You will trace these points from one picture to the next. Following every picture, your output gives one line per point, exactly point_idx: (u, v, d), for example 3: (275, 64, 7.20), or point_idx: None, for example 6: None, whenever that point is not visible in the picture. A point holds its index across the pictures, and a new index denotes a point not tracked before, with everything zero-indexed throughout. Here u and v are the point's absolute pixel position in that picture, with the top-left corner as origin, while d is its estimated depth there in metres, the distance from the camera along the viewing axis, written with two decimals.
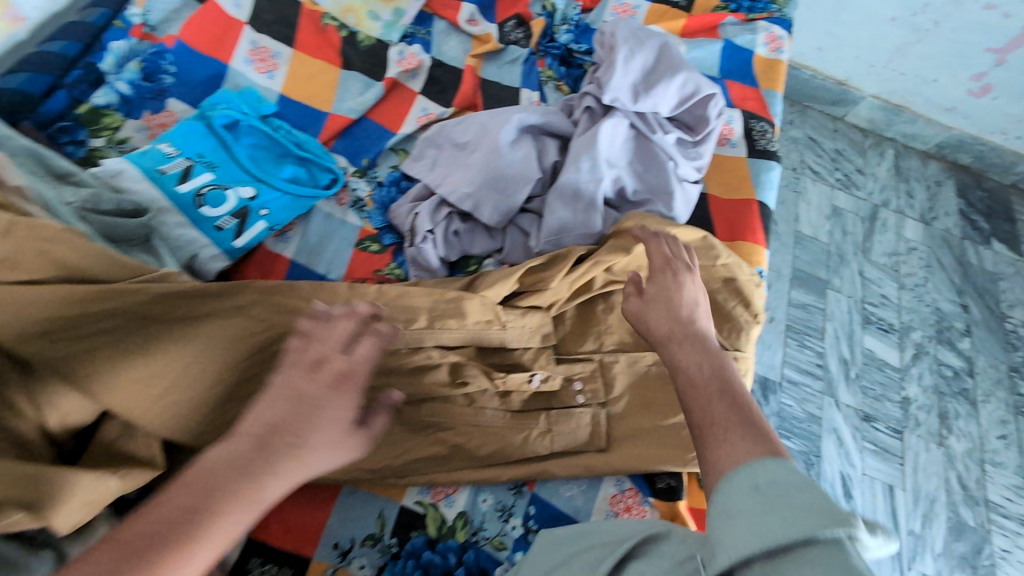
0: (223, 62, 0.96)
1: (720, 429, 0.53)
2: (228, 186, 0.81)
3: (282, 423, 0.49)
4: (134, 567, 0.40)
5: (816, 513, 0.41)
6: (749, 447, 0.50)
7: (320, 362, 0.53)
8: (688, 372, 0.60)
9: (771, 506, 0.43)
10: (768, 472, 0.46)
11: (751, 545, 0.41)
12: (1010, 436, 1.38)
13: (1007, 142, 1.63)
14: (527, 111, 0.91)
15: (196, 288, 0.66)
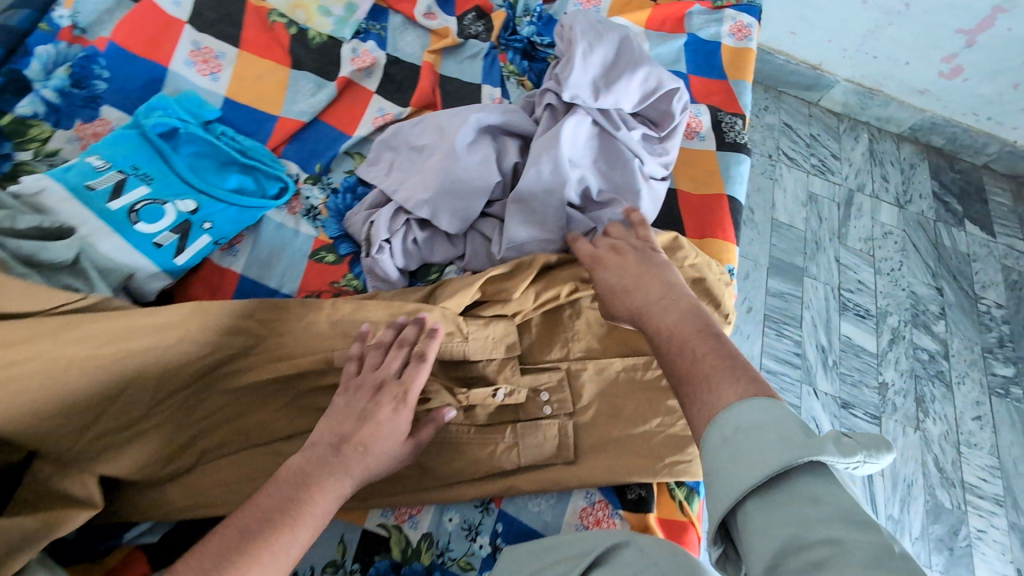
0: (161, 65, 0.91)
1: (709, 377, 0.54)
2: (166, 199, 0.76)
3: (350, 436, 0.64)
4: (251, 549, 0.55)
5: (785, 448, 0.45)
6: (743, 389, 0.51)
7: (379, 386, 0.67)
8: (674, 331, 0.61)
9: (751, 447, 0.46)
10: (742, 417, 0.49)
11: (739, 489, 0.45)
12: (984, 417, 1.39)
13: (978, 124, 1.63)
14: (485, 110, 0.88)
15: (130, 316, 0.64)
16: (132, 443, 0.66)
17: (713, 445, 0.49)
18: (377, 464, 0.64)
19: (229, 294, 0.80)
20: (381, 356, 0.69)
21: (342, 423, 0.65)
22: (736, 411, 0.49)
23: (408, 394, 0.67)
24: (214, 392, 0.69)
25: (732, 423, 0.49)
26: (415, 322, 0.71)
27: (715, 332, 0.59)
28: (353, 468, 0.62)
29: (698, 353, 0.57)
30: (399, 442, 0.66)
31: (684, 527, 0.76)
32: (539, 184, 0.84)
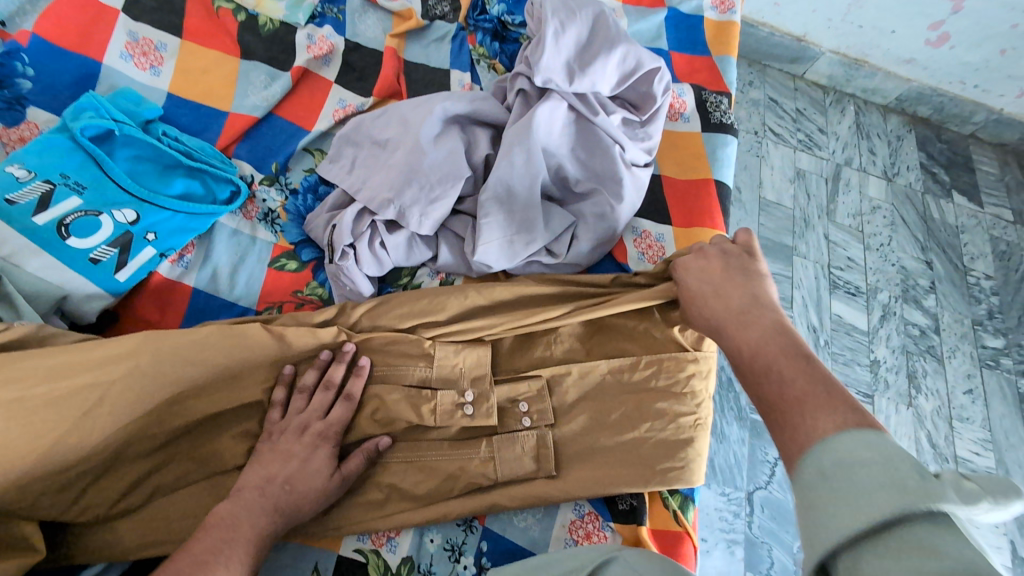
0: (93, 60, 0.83)
1: (802, 404, 0.47)
2: (102, 210, 0.70)
3: (278, 475, 0.64)
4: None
5: (893, 489, 0.35)
6: (842, 420, 0.43)
7: (303, 427, 0.67)
8: (751, 351, 0.55)
9: (849, 485, 0.37)
10: (846, 448, 0.39)
11: (836, 533, 0.35)
12: (976, 390, 1.37)
13: (965, 92, 1.58)
14: (451, 99, 0.81)
15: (63, 350, 0.60)
16: (73, 488, 0.60)
17: (802, 479, 0.40)
18: (307, 501, 0.64)
19: (181, 309, 0.74)
20: (307, 400, 0.69)
21: (268, 466, 0.65)
22: (841, 441, 0.40)
23: (333, 432, 0.68)
24: (165, 424, 0.64)
25: (828, 450, 0.40)
26: (340, 363, 0.71)
27: (804, 355, 0.52)
28: (281, 504, 0.62)
29: (786, 378, 0.50)
30: (327, 478, 0.65)
31: (678, 537, 0.72)
32: (512, 177, 0.78)
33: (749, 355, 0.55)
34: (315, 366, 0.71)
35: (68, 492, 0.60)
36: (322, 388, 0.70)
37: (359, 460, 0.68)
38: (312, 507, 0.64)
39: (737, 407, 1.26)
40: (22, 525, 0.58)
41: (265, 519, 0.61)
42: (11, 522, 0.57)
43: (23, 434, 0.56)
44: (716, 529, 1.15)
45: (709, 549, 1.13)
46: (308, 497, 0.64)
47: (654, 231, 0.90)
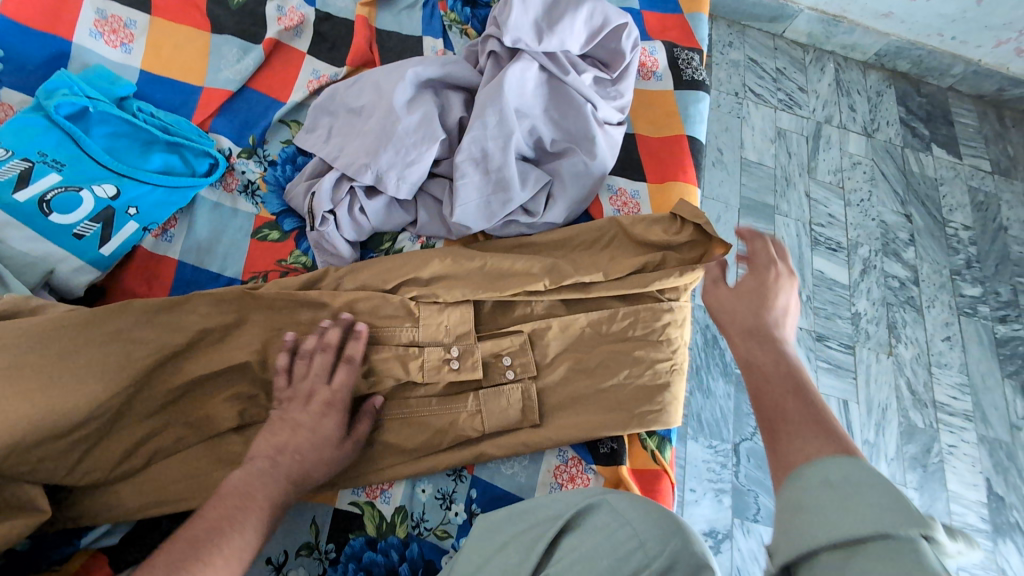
0: (63, 39, 0.83)
1: (802, 428, 0.50)
2: (82, 186, 0.71)
3: (286, 444, 0.66)
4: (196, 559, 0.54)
5: (892, 510, 0.38)
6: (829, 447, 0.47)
7: (310, 395, 0.69)
8: (761, 366, 0.58)
9: (847, 505, 0.40)
10: (841, 468, 0.43)
11: (819, 534, 0.39)
12: (954, 337, 1.42)
13: (943, 45, 1.60)
14: (423, 63, 0.82)
15: (57, 318, 0.63)
16: (74, 452, 0.63)
17: (796, 488, 0.44)
18: (318, 469, 0.66)
19: (168, 281, 0.76)
20: (309, 364, 0.71)
21: (277, 434, 0.67)
22: (826, 466, 0.44)
23: (339, 398, 0.70)
24: (159, 386, 0.68)
25: (816, 478, 0.44)
26: (337, 326, 0.73)
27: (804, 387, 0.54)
28: (292, 473, 0.64)
29: (781, 398, 0.54)
30: (337, 446, 0.68)
31: (657, 476, 0.76)
32: (486, 138, 0.80)
33: (761, 368, 0.58)
34: (316, 332, 0.72)
35: (71, 455, 0.63)
36: (321, 351, 0.71)
37: (367, 422, 0.71)
38: (325, 472, 0.67)
39: (722, 364, 1.30)
40: (29, 489, 0.60)
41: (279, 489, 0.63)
42: (17, 486, 0.60)
43: (22, 401, 0.59)
44: (704, 479, 1.20)
45: (698, 499, 1.18)
46: (320, 465, 0.66)
47: (629, 187, 0.92)
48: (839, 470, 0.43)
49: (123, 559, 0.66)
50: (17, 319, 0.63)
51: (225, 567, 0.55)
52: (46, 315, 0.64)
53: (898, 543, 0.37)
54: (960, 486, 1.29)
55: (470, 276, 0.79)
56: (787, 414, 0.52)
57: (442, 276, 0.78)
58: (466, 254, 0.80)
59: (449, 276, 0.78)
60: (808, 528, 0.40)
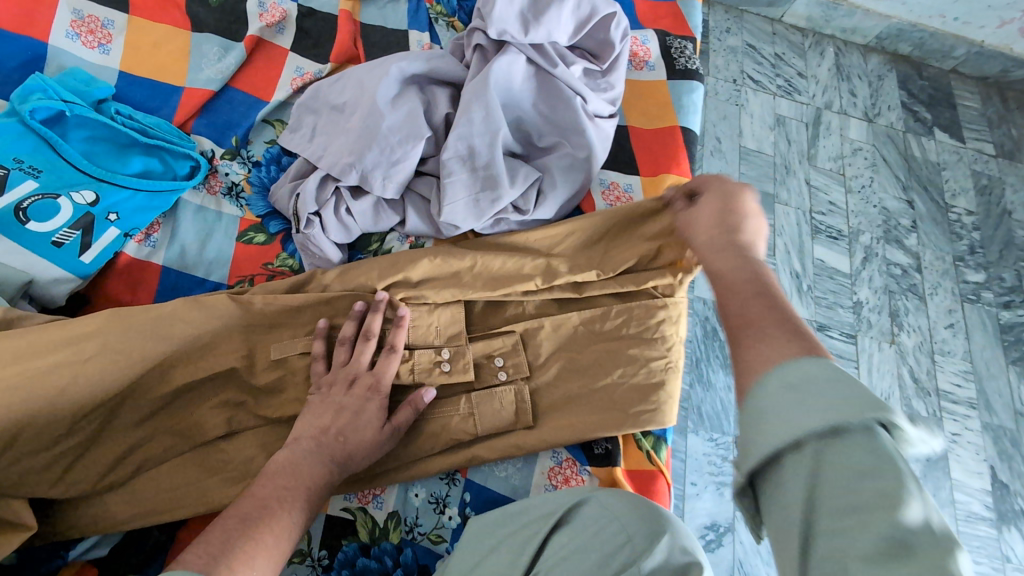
0: (40, 41, 0.81)
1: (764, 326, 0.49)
2: (59, 192, 0.70)
3: (331, 426, 0.66)
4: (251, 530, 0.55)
5: (855, 402, 0.39)
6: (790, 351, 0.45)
7: (353, 379, 0.69)
8: (726, 277, 0.57)
9: (811, 402, 0.40)
10: (805, 370, 0.43)
11: (785, 435, 0.39)
12: (957, 324, 1.40)
13: (945, 26, 1.56)
14: (407, 59, 0.80)
15: (36, 330, 0.62)
16: (60, 464, 0.62)
17: (766, 393, 0.42)
18: (359, 452, 0.65)
19: (152, 287, 0.74)
20: (348, 351, 0.71)
21: (320, 416, 0.66)
22: (790, 363, 0.44)
23: (382, 385, 0.70)
24: (144, 395, 0.66)
25: (783, 375, 0.43)
26: (375, 312, 0.72)
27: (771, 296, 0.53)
28: (336, 453, 0.64)
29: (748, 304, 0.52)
30: (379, 429, 0.67)
31: (654, 476, 0.75)
32: (472, 135, 0.78)
33: (725, 281, 0.57)
34: (352, 318, 0.73)
35: (57, 466, 0.62)
36: (362, 339, 0.71)
37: (409, 411, 0.70)
38: (367, 456, 0.66)
39: (722, 356, 1.28)
40: (12, 504, 0.59)
41: (324, 468, 0.63)
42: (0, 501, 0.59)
43: None
44: (705, 472, 1.18)
45: (699, 492, 1.17)
46: (363, 448, 0.65)
47: (622, 181, 0.91)
48: (796, 371, 0.43)
49: (112, 571, 0.65)
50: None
51: (277, 543, 0.55)
52: (25, 326, 0.63)
53: (855, 431, 0.38)
54: (964, 474, 1.28)
55: (460, 276, 0.77)
56: (745, 318, 0.51)
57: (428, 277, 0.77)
58: (453, 253, 0.77)
59: (436, 275, 0.77)
60: (770, 429, 0.41)
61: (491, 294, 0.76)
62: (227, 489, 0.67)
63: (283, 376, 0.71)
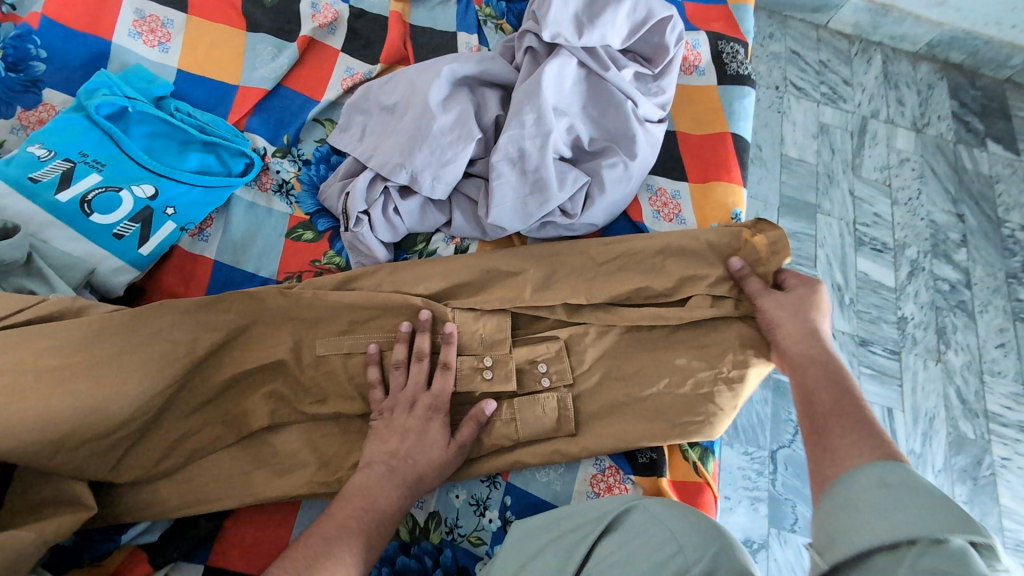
0: (104, 39, 0.83)
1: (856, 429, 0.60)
2: (122, 186, 0.71)
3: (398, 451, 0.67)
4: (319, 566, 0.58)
5: (938, 517, 0.44)
6: (856, 448, 0.57)
7: (413, 402, 0.70)
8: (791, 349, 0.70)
9: (896, 510, 0.47)
10: (893, 474, 0.51)
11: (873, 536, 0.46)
12: (1009, 344, 1.34)
13: (1001, 34, 1.50)
14: (459, 60, 0.80)
15: (100, 319, 0.63)
16: (116, 450, 0.63)
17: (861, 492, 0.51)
18: (429, 473, 0.67)
19: (204, 281, 0.76)
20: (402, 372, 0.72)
21: (386, 441, 0.68)
22: (875, 471, 0.52)
23: (442, 402, 0.71)
24: (199, 384, 0.68)
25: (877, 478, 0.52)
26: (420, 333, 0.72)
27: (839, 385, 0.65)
28: (408, 475, 0.66)
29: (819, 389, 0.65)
30: (445, 447, 0.68)
31: (700, 489, 0.73)
32: (523, 137, 0.77)
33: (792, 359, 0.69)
34: (401, 341, 0.72)
35: (115, 452, 0.63)
36: (415, 359, 0.72)
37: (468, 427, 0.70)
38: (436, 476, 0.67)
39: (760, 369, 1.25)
40: (74, 487, 0.60)
41: (397, 493, 0.65)
42: (63, 484, 0.60)
43: (69, 399, 0.59)
44: (739, 487, 1.16)
45: (732, 506, 1.14)
46: (432, 467, 0.67)
47: (669, 187, 0.89)
48: (891, 475, 0.51)
49: (160, 556, 0.66)
50: (64, 318, 0.63)
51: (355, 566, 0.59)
52: (93, 314, 0.65)
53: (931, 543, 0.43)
54: (1013, 501, 1.22)
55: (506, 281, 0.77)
56: (817, 410, 0.64)
57: (483, 283, 0.77)
58: (503, 257, 0.78)
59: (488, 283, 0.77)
60: (859, 535, 0.47)
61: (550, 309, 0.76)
62: (274, 482, 0.69)
63: (330, 375, 0.72)
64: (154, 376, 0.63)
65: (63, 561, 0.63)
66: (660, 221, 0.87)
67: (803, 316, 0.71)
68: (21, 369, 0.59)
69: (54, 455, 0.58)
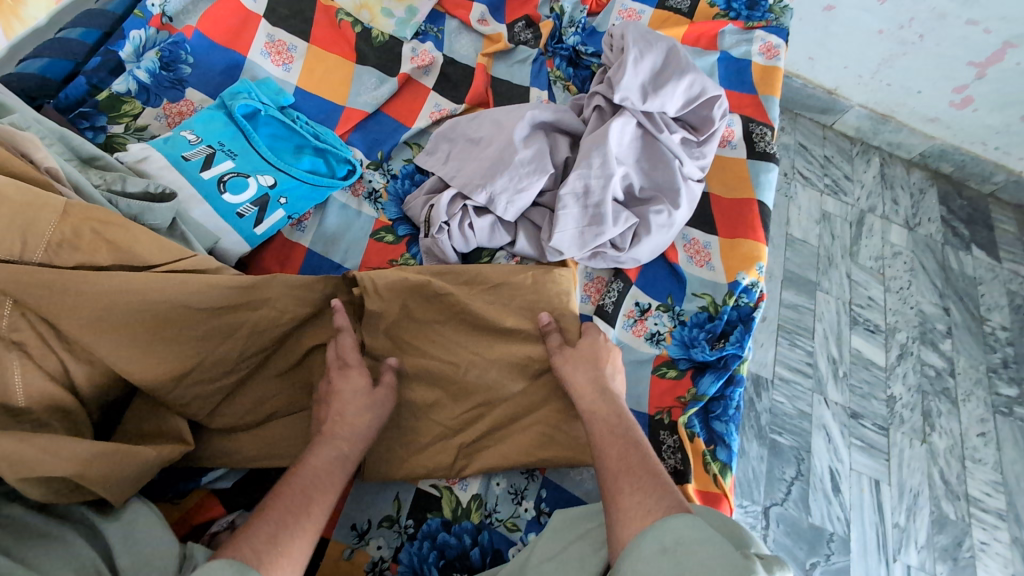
0: (240, 54, 0.98)
1: (616, 478, 0.63)
2: (249, 174, 0.84)
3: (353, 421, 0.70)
4: (297, 519, 0.57)
5: (716, 550, 0.49)
6: (636, 498, 0.59)
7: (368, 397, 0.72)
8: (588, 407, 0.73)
9: (684, 553, 0.50)
10: (674, 531, 0.52)
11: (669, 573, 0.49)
12: (989, 433, 1.43)
13: (986, 153, 1.69)
14: (539, 108, 0.95)
15: (234, 282, 0.70)
16: (215, 398, 0.69)
17: (644, 553, 0.52)
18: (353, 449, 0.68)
19: (299, 264, 0.87)
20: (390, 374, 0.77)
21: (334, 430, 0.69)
22: (673, 525, 0.53)
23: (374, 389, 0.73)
24: (288, 350, 0.76)
25: (644, 557, 0.51)
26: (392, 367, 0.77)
27: (624, 435, 0.69)
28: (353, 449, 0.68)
29: (612, 445, 0.67)
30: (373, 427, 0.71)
31: (718, 498, 0.82)
32: (589, 176, 0.90)
33: (599, 418, 0.72)
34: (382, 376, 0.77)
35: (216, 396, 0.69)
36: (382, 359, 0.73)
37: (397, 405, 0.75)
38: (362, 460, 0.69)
39: (757, 426, 1.35)
40: (179, 423, 0.67)
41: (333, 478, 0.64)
42: (171, 418, 0.67)
43: (189, 343, 0.67)
44: None
45: None
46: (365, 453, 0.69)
47: (702, 239, 1.03)
48: (671, 532, 0.53)
49: (234, 501, 0.73)
50: (205, 273, 0.71)
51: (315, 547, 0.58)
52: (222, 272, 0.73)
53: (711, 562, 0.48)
54: None
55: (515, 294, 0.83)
56: (609, 468, 0.65)
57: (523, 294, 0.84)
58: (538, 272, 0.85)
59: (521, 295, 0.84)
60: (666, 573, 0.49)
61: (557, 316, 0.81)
62: None
63: (401, 355, 0.81)
64: (263, 336, 0.71)
65: (154, 494, 0.71)
66: (692, 265, 1.00)
67: (589, 372, 0.76)
68: (172, 310, 0.65)
69: (173, 390, 0.66)
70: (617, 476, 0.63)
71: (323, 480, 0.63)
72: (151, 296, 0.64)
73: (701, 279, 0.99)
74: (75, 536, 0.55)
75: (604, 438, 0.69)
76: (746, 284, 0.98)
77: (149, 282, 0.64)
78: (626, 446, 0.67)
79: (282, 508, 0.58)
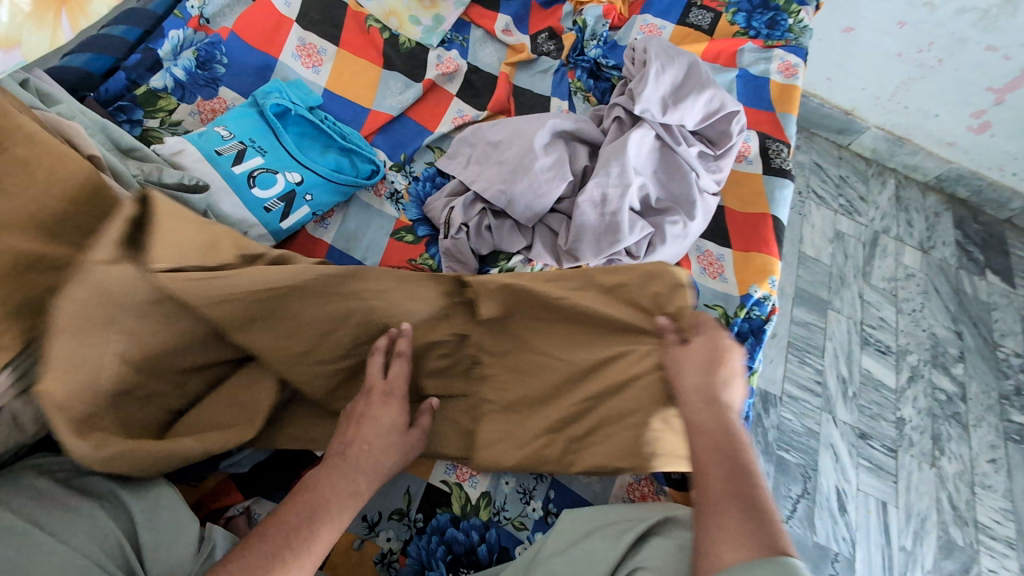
0: (272, 56, 1.01)
1: (715, 502, 0.54)
2: (279, 170, 0.87)
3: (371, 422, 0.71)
4: (306, 530, 0.58)
5: None
6: (735, 531, 0.51)
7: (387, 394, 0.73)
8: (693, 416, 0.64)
9: None
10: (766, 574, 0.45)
11: None
12: (999, 460, 1.42)
13: (1003, 178, 1.68)
14: (561, 118, 0.97)
15: (284, 273, 0.70)
16: (333, 381, 0.75)
17: None
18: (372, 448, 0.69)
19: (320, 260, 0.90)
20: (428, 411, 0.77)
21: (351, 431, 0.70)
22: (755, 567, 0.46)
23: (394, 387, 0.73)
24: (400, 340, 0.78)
25: None
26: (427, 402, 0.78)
27: (726, 450, 0.59)
28: (372, 444, 0.69)
29: (715, 459, 0.58)
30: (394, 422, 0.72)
31: None
32: (607, 184, 0.92)
33: (702, 428, 0.62)
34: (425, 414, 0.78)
35: (295, 369, 0.72)
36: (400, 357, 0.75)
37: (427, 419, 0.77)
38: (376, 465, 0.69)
39: (764, 442, 1.35)
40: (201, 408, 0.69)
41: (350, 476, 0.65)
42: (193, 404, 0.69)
43: (303, 332, 0.72)
44: None
45: None
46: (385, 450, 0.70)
47: (715, 251, 1.04)
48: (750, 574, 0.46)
49: (249, 487, 0.75)
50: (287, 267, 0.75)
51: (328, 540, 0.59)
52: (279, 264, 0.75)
53: None
54: None
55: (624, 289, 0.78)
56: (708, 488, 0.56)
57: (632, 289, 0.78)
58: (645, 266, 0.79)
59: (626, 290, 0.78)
60: None
61: (627, 317, 0.77)
62: None
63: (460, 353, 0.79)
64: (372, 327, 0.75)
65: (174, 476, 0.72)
66: (706, 277, 1.01)
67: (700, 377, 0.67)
68: (288, 301, 0.70)
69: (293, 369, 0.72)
70: (718, 500, 0.54)
71: (342, 492, 0.63)
72: (263, 288, 0.69)
73: (714, 290, 1.00)
74: (101, 512, 0.57)
75: (708, 450, 0.59)
76: (758, 297, 0.98)
77: (256, 273, 0.69)
78: (734, 463, 0.57)
79: (297, 515, 0.59)
